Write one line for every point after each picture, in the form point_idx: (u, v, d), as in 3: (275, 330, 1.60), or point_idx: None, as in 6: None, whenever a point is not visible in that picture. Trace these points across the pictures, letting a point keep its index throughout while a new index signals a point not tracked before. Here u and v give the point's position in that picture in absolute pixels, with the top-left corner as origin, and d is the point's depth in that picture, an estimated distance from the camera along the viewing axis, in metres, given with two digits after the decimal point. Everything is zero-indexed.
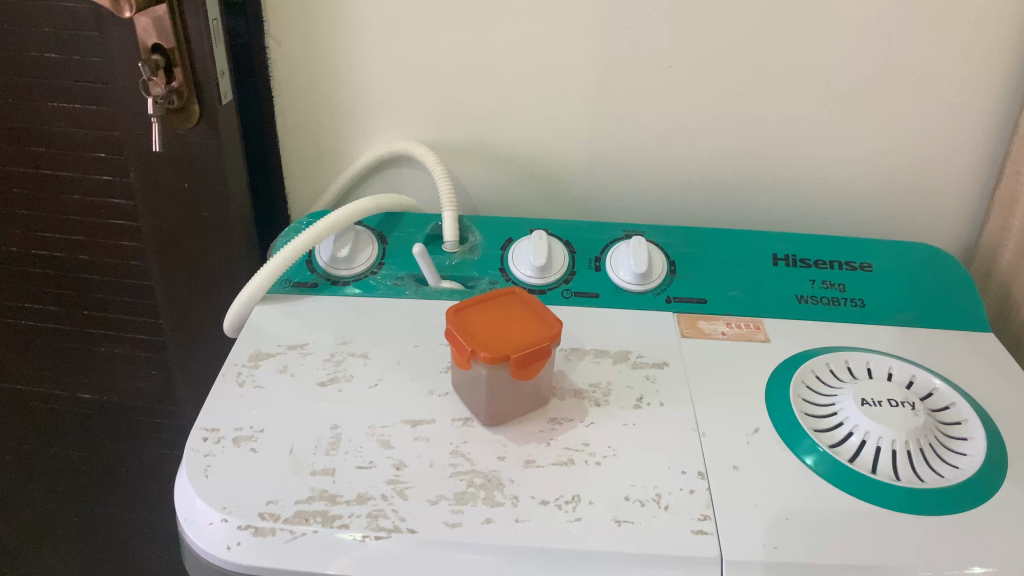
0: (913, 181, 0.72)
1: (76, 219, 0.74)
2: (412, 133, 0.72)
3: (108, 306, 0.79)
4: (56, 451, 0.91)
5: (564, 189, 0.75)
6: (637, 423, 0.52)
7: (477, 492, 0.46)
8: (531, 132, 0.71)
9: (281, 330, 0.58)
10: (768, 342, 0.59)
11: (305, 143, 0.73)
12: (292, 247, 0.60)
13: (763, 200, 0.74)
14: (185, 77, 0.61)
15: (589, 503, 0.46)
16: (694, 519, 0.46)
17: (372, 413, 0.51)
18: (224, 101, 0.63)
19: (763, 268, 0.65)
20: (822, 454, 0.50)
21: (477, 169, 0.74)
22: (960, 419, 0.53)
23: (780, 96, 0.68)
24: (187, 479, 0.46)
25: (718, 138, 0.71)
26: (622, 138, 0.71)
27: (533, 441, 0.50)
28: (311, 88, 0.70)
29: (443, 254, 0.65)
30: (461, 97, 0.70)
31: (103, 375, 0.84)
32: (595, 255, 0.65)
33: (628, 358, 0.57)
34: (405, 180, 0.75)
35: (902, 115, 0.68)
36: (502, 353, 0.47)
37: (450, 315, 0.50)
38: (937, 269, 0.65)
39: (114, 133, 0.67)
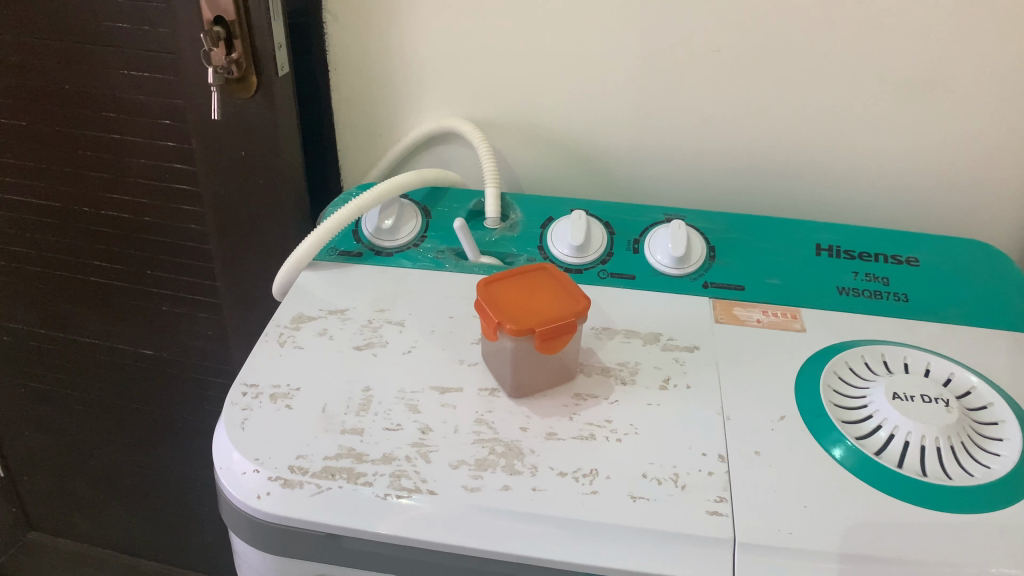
0: (970, 175, 0.70)
1: (142, 182, 0.77)
2: (462, 110, 0.73)
3: (170, 267, 0.82)
4: (119, 403, 0.96)
5: (610, 170, 0.75)
6: (661, 403, 0.52)
7: (498, 459, 0.47)
8: (579, 113, 0.72)
9: (324, 294, 0.60)
10: (803, 332, 0.59)
11: (358, 116, 0.75)
12: (338, 215, 0.62)
13: (812, 189, 0.73)
14: (244, 49, 0.63)
15: (606, 478, 0.47)
16: (710, 500, 0.46)
17: (403, 378, 0.53)
18: (281, 74, 0.65)
19: (804, 257, 0.65)
20: (849, 447, 0.50)
21: (525, 147, 0.75)
22: (996, 419, 0.52)
23: (834, 84, 0.67)
24: (224, 429, 0.49)
25: (768, 124, 0.70)
26: (670, 121, 0.71)
27: (557, 415, 0.51)
28: (365, 63, 0.71)
29: (484, 230, 0.66)
30: (510, 76, 0.71)
31: (163, 333, 0.88)
32: (634, 237, 0.66)
33: (658, 340, 0.57)
34: (453, 156, 0.77)
35: (962, 107, 0.66)
36: (528, 327, 0.48)
37: (481, 288, 0.51)
38: (988, 267, 0.64)
39: (178, 101, 0.70)
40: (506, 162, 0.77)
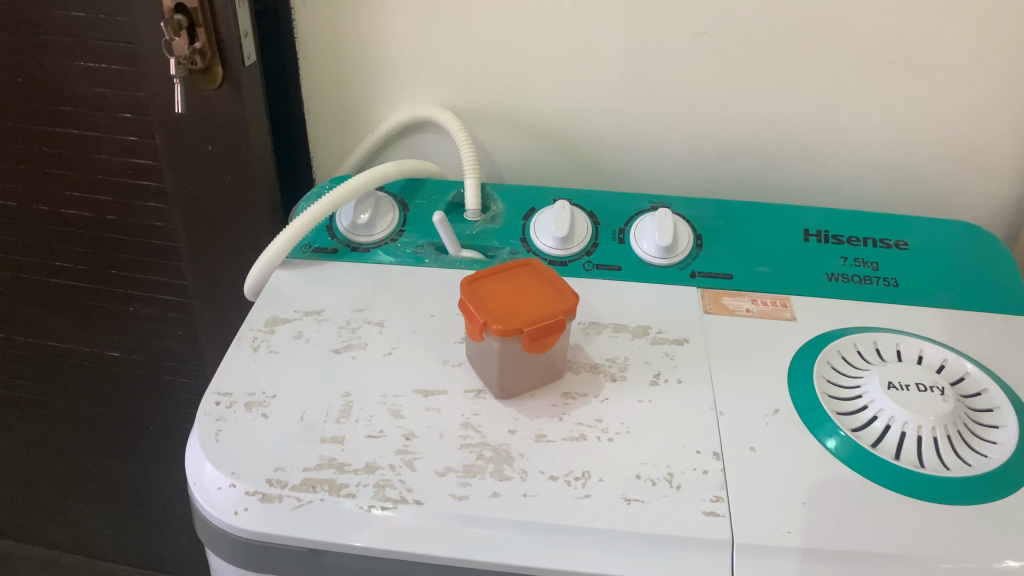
0: (957, 155, 0.69)
1: (103, 179, 0.74)
2: (438, 98, 0.71)
3: (136, 267, 0.79)
4: (87, 407, 0.93)
5: (592, 157, 0.73)
6: (653, 400, 0.50)
7: (486, 465, 0.46)
8: (559, 98, 0.70)
9: (299, 294, 0.58)
10: (794, 321, 0.57)
11: (331, 107, 0.73)
12: (312, 211, 0.59)
13: (797, 172, 0.72)
14: (208, 38, 0.60)
15: (598, 480, 0.45)
16: (706, 500, 0.45)
17: (384, 381, 0.51)
18: (248, 63, 0.62)
19: (793, 244, 0.63)
20: (843, 437, 0.49)
21: (504, 135, 0.73)
22: (992, 406, 0.51)
23: (822, 63, 0.65)
24: (197, 442, 0.46)
25: (754, 105, 0.68)
26: (653, 104, 0.69)
27: (546, 416, 0.49)
28: (337, 50, 0.69)
29: (465, 223, 0.64)
30: (488, 61, 0.68)
31: (132, 334, 0.85)
32: (619, 226, 0.64)
33: (647, 334, 0.55)
34: (430, 145, 0.74)
35: (951, 86, 0.65)
36: (515, 327, 0.46)
37: (464, 286, 0.49)
38: (977, 249, 0.63)
39: (140, 93, 0.67)
40: (484, 150, 0.75)
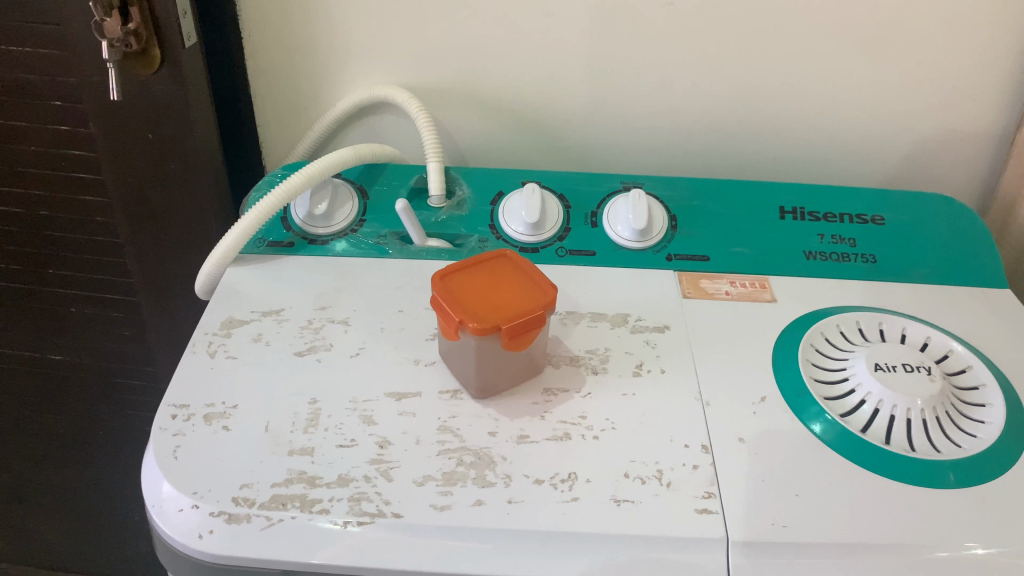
0: (927, 123, 0.68)
1: (34, 173, 0.69)
2: (395, 77, 0.67)
3: (75, 265, 0.74)
4: (30, 414, 0.88)
5: (558, 135, 0.71)
6: (637, 393, 0.48)
7: (467, 471, 0.43)
8: (523, 74, 0.67)
9: (256, 293, 0.54)
10: (775, 302, 0.56)
11: (280, 89, 0.68)
12: (265, 203, 0.55)
13: (767, 146, 0.70)
14: (143, 18, 0.55)
15: (586, 481, 0.43)
16: (698, 497, 0.43)
17: (353, 384, 0.48)
18: (188, 44, 0.57)
19: (768, 222, 0.61)
20: (829, 421, 0.47)
21: (465, 114, 0.70)
22: (977, 383, 0.50)
23: (793, 33, 0.63)
24: (154, 459, 0.43)
25: (723, 78, 0.66)
26: (621, 78, 0.67)
27: (527, 415, 0.46)
28: (284, 29, 0.64)
29: (429, 210, 0.61)
30: (447, 37, 0.64)
31: (75, 336, 0.80)
32: (591, 209, 0.61)
33: (626, 322, 0.53)
34: (387, 127, 0.71)
35: (923, 54, 0.64)
36: (493, 324, 0.43)
37: (435, 280, 0.46)
38: (952, 221, 0.62)
39: (70, 79, 0.62)
40: (445, 132, 0.71)
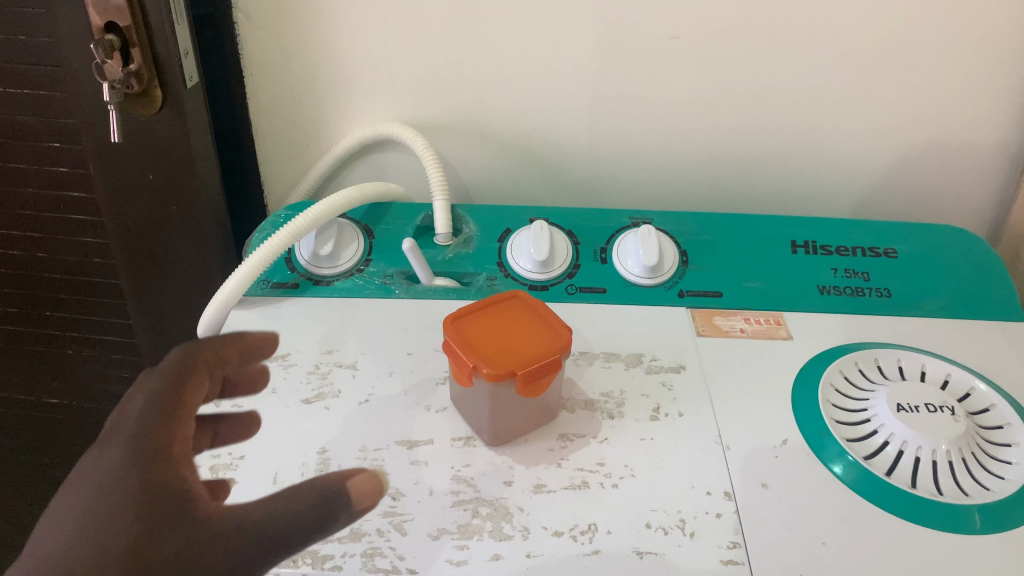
0: (935, 152, 0.67)
1: (32, 215, 0.68)
2: (398, 113, 0.66)
3: (74, 308, 0.73)
4: (29, 457, 0.87)
5: (564, 169, 0.70)
6: (655, 437, 0.47)
7: (483, 523, 0.42)
8: (528, 109, 0.66)
9: (261, 337, 0.53)
10: (791, 339, 0.55)
11: (281, 126, 0.67)
12: (270, 245, 0.54)
13: (774, 178, 0.70)
14: (144, 59, 0.54)
15: (607, 532, 0.42)
16: (722, 547, 0.42)
17: (363, 432, 0.46)
18: (190, 84, 0.57)
19: (781, 257, 0.61)
20: (851, 462, 0.46)
21: (470, 149, 0.69)
22: (1001, 423, 0.49)
23: (800, 66, 0.63)
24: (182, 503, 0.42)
25: (730, 111, 0.66)
26: (626, 111, 0.66)
27: (543, 462, 0.45)
28: (286, 67, 0.63)
29: (436, 248, 0.60)
30: (452, 72, 0.64)
31: (74, 378, 0.79)
32: (601, 245, 0.60)
33: (641, 362, 0.52)
34: (390, 162, 0.70)
35: (930, 83, 0.63)
36: (507, 370, 0.42)
37: (446, 324, 0.45)
38: (967, 254, 0.61)
39: (70, 121, 0.61)
40: (449, 166, 0.70)
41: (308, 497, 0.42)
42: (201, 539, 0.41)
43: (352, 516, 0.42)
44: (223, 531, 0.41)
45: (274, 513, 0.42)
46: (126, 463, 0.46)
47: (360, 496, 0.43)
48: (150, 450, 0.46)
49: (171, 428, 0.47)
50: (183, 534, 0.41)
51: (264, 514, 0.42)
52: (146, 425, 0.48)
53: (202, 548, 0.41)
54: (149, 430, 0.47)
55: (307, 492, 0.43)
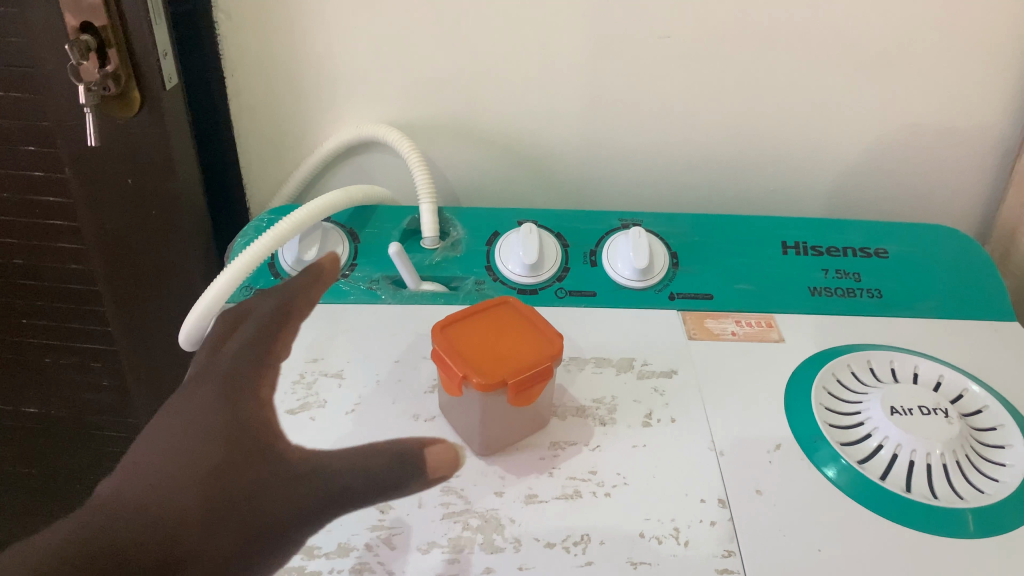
0: (923, 150, 0.67)
1: (7, 220, 0.66)
2: (384, 114, 0.65)
3: (51, 315, 0.72)
4: (8, 466, 0.85)
5: (553, 169, 0.69)
6: (648, 443, 0.46)
7: (474, 535, 0.41)
8: (516, 109, 0.65)
9: None
10: (782, 342, 0.54)
11: (264, 128, 0.66)
12: (253, 251, 0.53)
13: (763, 177, 0.69)
14: (121, 60, 0.53)
15: (600, 543, 0.41)
16: (717, 556, 0.41)
17: (349, 443, 0.45)
18: (169, 86, 0.55)
19: (771, 258, 0.60)
20: (845, 465, 0.45)
21: (457, 150, 0.68)
22: (994, 424, 0.48)
23: (790, 65, 0.62)
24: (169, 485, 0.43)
25: (719, 110, 0.65)
26: (615, 111, 0.65)
27: (535, 471, 0.44)
28: (268, 68, 0.62)
29: (423, 251, 0.59)
30: (438, 73, 0.63)
31: (52, 386, 0.78)
32: (590, 248, 0.60)
33: (632, 367, 0.51)
34: (375, 164, 0.69)
35: (919, 81, 0.63)
36: (499, 378, 0.41)
37: (435, 331, 0.44)
38: (958, 253, 0.61)
39: (46, 124, 0.59)
40: (436, 168, 0.69)
41: (388, 457, 0.45)
42: (269, 482, 0.43)
43: (424, 483, 0.44)
44: (282, 476, 0.43)
45: (346, 482, 0.43)
46: (198, 384, 0.48)
47: (438, 467, 0.44)
48: (240, 376, 0.48)
49: (242, 373, 0.49)
50: (230, 467, 0.43)
51: (333, 473, 0.44)
52: None
53: (260, 506, 0.42)
54: (239, 361, 0.49)
55: (388, 451, 0.45)
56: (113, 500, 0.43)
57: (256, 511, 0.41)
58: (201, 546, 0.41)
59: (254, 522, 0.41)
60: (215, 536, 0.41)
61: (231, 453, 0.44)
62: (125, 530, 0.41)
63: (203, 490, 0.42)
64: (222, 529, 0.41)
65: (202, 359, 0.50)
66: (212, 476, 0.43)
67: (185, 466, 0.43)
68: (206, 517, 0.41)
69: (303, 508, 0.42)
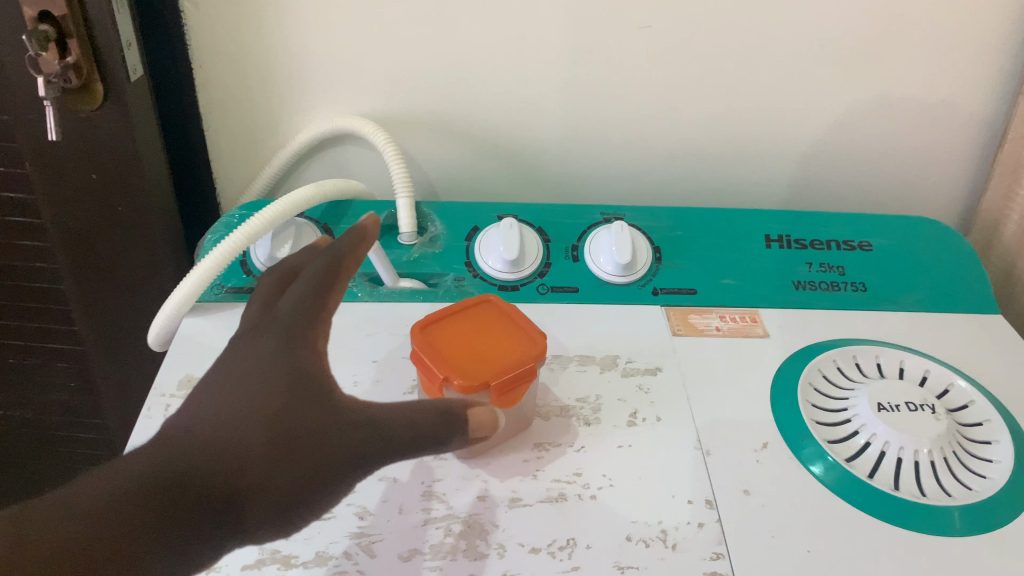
0: (906, 141, 0.67)
1: None
2: (359, 107, 0.63)
3: (15, 314, 0.69)
4: None
5: (533, 162, 0.68)
6: (633, 444, 0.45)
7: (457, 542, 0.40)
8: (495, 101, 0.64)
9: (216, 347, 0.50)
10: (767, 337, 0.53)
11: (235, 121, 0.64)
12: (223, 248, 0.51)
13: (745, 169, 0.69)
14: (82, 51, 0.51)
15: (586, 548, 0.40)
16: (706, 559, 0.40)
17: None
18: (133, 78, 0.53)
19: (755, 252, 0.59)
20: (831, 463, 0.45)
21: (434, 143, 0.66)
22: (981, 419, 0.48)
23: (773, 57, 0.61)
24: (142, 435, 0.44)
25: (701, 102, 0.64)
26: (597, 103, 0.64)
27: (519, 475, 0.43)
28: (238, 60, 0.60)
29: (401, 248, 0.57)
30: (415, 64, 0.61)
31: (17, 387, 0.75)
32: (572, 243, 0.58)
33: (616, 365, 0.50)
34: (351, 158, 0.67)
35: (903, 72, 0.62)
36: (482, 381, 0.40)
37: (414, 332, 0.42)
38: (941, 246, 0.60)
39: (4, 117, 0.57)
40: (413, 161, 0.68)
41: (429, 412, 0.35)
42: (322, 428, 0.34)
43: (465, 443, 0.35)
44: (338, 430, 0.34)
45: (389, 437, 0.34)
46: (258, 334, 0.36)
47: (480, 429, 0.35)
48: (305, 322, 0.35)
49: (305, 321, 0.36)
50: (300, 409, 0.33)
51: (378, 420, 0.35)
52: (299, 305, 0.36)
53: (321, 440, 0.33)
54: (303, 309, 0.36)
55: (426, 411, 0.35)
56: (179, 434, 0.33)
57: (315, 440, 0.33)
58: (263, 483, 0.32)
59: (311, 457, 0.33)
60: (275, 473, 0.33)
61: (290, 403, 0.33)
62: (123, 498, 0.30)
63: (274, 426, 0.33)
64: (283, 469, 0.33)
65: (258, 311, 0.37)
66: (275, 429, 0.33)
67: (242, 417, 0.33)
68: (266, 460, 0.32)
69: (337, 464, 0.33)
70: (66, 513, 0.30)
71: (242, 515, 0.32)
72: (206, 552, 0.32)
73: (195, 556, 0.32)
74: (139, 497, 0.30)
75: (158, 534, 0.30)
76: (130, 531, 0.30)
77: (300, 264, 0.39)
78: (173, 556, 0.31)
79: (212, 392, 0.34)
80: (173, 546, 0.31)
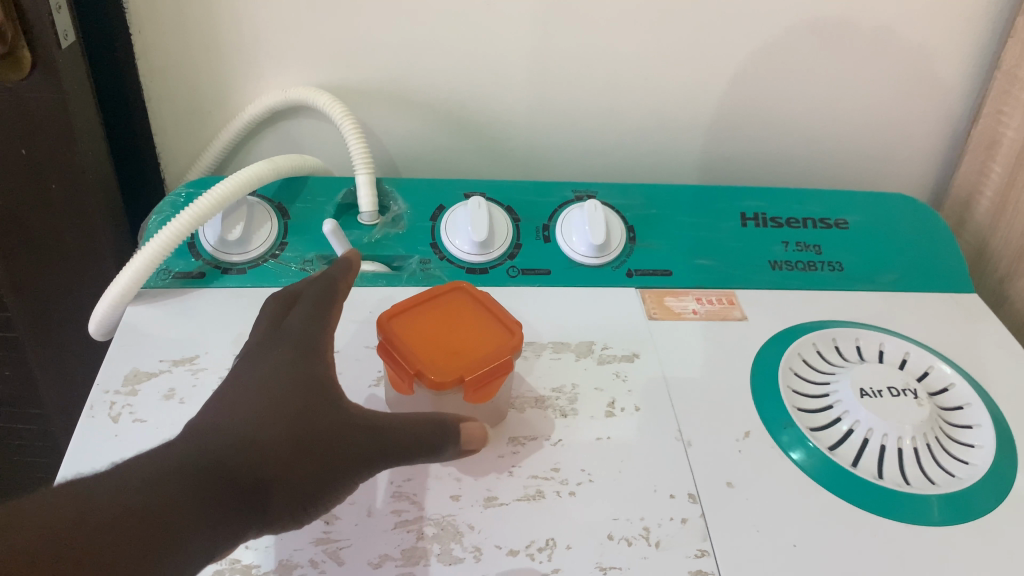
0: (879, 115, 0.66)
1: None
2: (314, 77, 0.60)
3: None
4: None
5: (499, 136, 0.65)
6: (613, 436, 0.43)
7: (430, 546, 0.37)
8: (460, 71, 0.60)
9: (164, 337, 0.47)
10: (745, 320, 0.52)
11: (180, 91, 0.59)
12: (167, 233, 0.47)
13: (718, 143, 0.67)
14: (7, 14, 0.46)
15: (566, 548, 0.38)
16: (691, 557, 0.38)
17: None
18: (64, 44, 0.49)
19: (731, 231, 0.57)
20: (812, 449, 0.43)
21: (395, 116, 0.63)
22: (961, 404, 0.47)
23: (748, 27, 0.59)
24: (89, 422, 0.41)
25: (674, 74, 0.62)
26: (566, 73, 0.61)
27: (493, 471, 0.41)
28: (182, 25, 0.55)
29: (361, 228, 0.54)
30: (373, 31, 0.57)
31: None
32: (543, 222, 0.56)
33: (592, 352, 0.48)
34: (305, 131, 0.63)
35: (879, 43, 0.61)
36: (455, 377, 0.37)
37: (381, 323, 0.39)
38: (915, 224, 0.59)
39: None
40: (372, 135, 0.64)
41: (426, 423, 0.36)
42: (338, 425, 0.35)
43: (456, 455, 0.36)
44: (352, 426, 0.35)
45: (394, 439, 0.35)
46: (271, 346, 0.38)
47: (469, 442, 0.36)
48: (317, 337, 0.38)
49: (316, 332, 0.38)
50: (317, 407, 0.35)
51: (382, 425, 0.36)
52: (310, 322, 0.38)
53: (336, 435, 0.35)
54: (312, 324, 0.38)
55: (424, 424, 0.36)
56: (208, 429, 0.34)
57: (333, 434, 0.34)
58: (286, 475, 0.33)
59: (329, 450, 0.34)
60: (298, 465, 0.33)
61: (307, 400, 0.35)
62: (156, 483, 0.30)
63: (296, 422, 0.34)
64: (304, 461, 0.34)
65: (265, 330, 0.39)
66: (294, 423, 0.34)
67: (267, 412, 0.34)
68: (290, 451, 0.33)
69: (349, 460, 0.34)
70: (97, 495, 0.29)
71: (265, 506, 0.33)
72: (231, 541, 0.32)
73: (222, 543, 0.32)
74: (172, 483, 0.31)
75: (190, 516, 0.30)
76: (164, 511, 0.30)
77: (300, 288, 0.42)
78: (204, 539, 0.31)
79: (233, 393, 0.35)
80: (205, 528, 0.31)
